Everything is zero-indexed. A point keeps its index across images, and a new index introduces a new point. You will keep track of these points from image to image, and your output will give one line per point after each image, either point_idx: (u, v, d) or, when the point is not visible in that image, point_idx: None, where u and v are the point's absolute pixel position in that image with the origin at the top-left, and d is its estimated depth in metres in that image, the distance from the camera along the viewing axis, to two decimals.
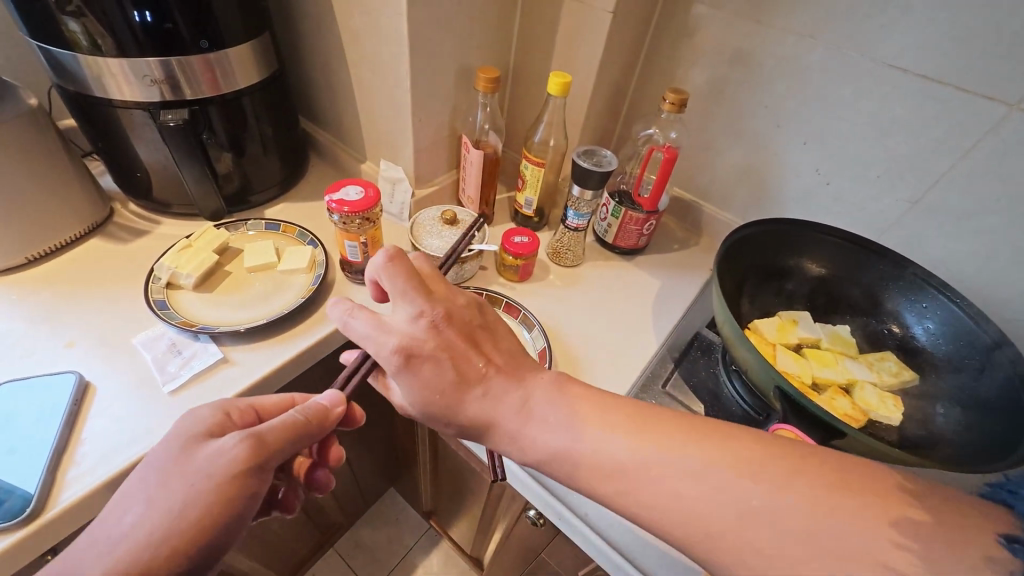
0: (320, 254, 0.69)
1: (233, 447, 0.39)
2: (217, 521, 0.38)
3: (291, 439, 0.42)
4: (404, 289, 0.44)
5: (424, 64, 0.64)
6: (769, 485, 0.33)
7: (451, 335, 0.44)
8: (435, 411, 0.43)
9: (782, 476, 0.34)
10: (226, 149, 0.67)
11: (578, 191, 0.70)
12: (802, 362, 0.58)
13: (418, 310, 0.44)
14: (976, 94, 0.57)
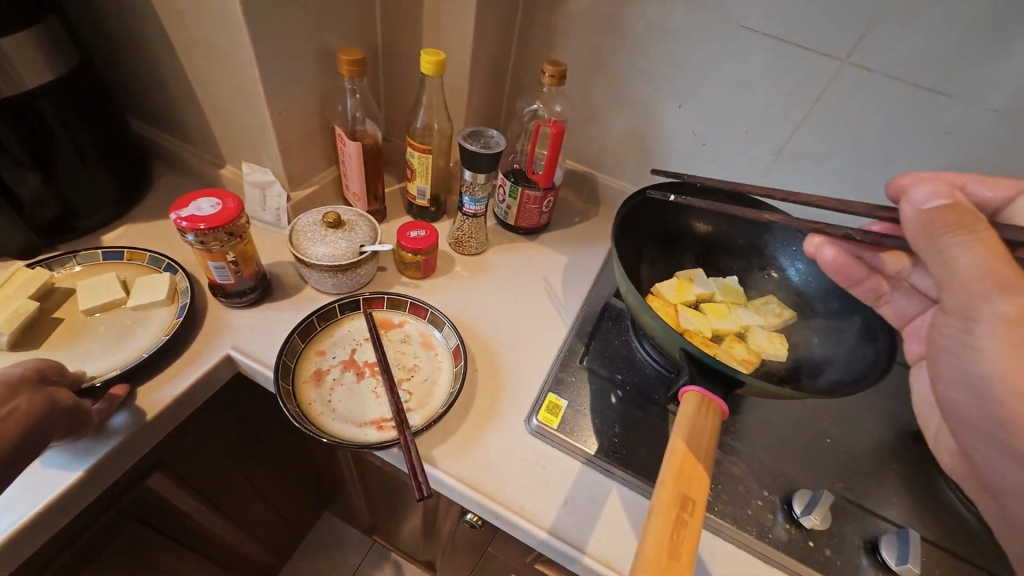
0: (181, 281, 0.58)
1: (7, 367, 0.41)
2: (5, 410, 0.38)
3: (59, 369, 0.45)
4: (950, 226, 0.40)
5: (274, 47, 0.55)
6: None
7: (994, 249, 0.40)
8: None
9: None
10: (28, 168, 0.54)
11: (470, 175, 0.66)
12: (701, 317, 0.61)
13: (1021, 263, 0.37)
14: (816, 49, 0.62)
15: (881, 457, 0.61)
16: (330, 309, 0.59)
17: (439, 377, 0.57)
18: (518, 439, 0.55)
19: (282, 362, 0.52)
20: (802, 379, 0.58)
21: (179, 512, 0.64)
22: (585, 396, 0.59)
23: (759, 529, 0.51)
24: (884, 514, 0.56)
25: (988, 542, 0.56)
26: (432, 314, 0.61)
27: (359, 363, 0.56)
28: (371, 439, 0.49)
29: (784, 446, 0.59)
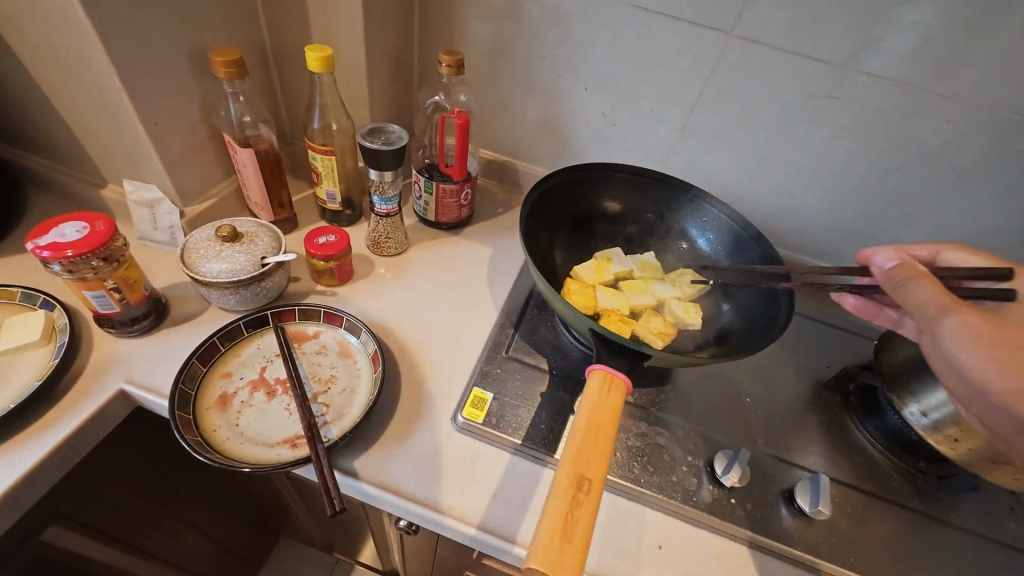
0: (60, 317, 0.54)
1: None
2: None
3: None
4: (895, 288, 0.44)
5: (136, 53, 0.51)
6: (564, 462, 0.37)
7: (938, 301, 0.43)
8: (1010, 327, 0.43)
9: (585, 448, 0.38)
10: None
11: (376, 175, 0.64)
12: (620, 295, 0.62)
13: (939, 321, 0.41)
14: (703, 25, 0.64)
15: (795, 408, 0.65)
16: (234, 328, 0.55)
17: (359, 385, 0.55)
18: (445, 438, 0.54)
19: (180, 390, 0.49)
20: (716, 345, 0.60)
21: (92, 562, 0.60)
22: (511, 387, 0.58)
23: (684, 493, 0.53)
24: (799, 461, 0.59)
25: (891, 474, 0.60)
26: (348, 322, 0.59)
27: (269, 382, 0.53)
28: (283, 459, 0.47)
29: (705, 411, 0.62)
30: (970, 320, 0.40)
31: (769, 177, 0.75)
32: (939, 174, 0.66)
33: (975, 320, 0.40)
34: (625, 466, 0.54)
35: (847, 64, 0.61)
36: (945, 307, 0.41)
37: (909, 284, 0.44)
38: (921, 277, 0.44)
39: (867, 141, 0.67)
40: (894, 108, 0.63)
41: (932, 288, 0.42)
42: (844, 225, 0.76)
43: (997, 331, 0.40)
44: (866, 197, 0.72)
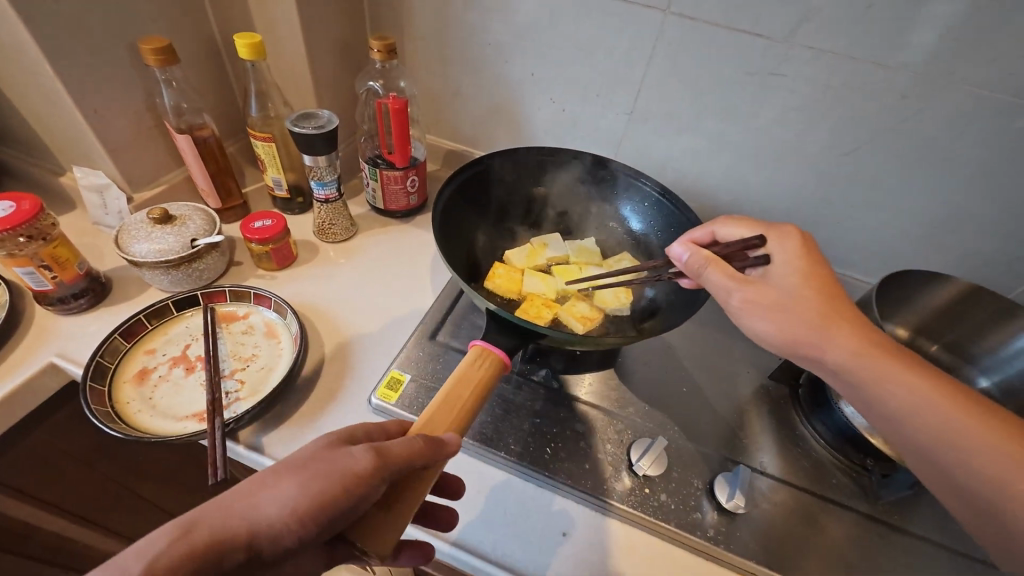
0: (3, 294, 0.57)
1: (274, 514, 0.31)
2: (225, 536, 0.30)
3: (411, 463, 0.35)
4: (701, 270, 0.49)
5: (68, 43, 0.54)
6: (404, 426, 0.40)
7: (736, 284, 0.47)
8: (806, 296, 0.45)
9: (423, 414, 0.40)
10: None
11: (311, 160, 0.65)
12: (547, 279, 0.61)
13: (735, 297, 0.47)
14: (639, 4, 0.62)
15: (736, 400, 0.62)
16: (162, 306, 0.58)
17: (277, 364, 0.56)
18: (357, 417, 0.54)
19: (97, 363, 0.51)
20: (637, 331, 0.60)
21: (38, 529, 0.63)
22: (432, 370, 0.58)
23: (595, 481, 0.51)
24: (731, 454, 0.56)
25: (834, 471, 0.56)
26: (275, 303, 0.60)
27: (190, 358, 0.55)
28: (185, 431, 0.49)
29: (635, 399, 0.60)
30: (749, 293, 0.46)
31: (722, 161, 0.72)
32: (896, 153, 0.62)
33: (754, 292, 0.46)
34: (537, 451, 0.53)
35: (788, 39, 0.58)
36: (731, 287, 0.47)
37: (704, 272, 0.48)
38: (708, 263, 0.48)
39: (819, 120, 0.63)
40: (842, 84, 0.59)
41: (720, 272, 0.47)
42: (804, 211, 0.73)
43: (767, 294, 0.46)
44: (824, 180, 0.68)
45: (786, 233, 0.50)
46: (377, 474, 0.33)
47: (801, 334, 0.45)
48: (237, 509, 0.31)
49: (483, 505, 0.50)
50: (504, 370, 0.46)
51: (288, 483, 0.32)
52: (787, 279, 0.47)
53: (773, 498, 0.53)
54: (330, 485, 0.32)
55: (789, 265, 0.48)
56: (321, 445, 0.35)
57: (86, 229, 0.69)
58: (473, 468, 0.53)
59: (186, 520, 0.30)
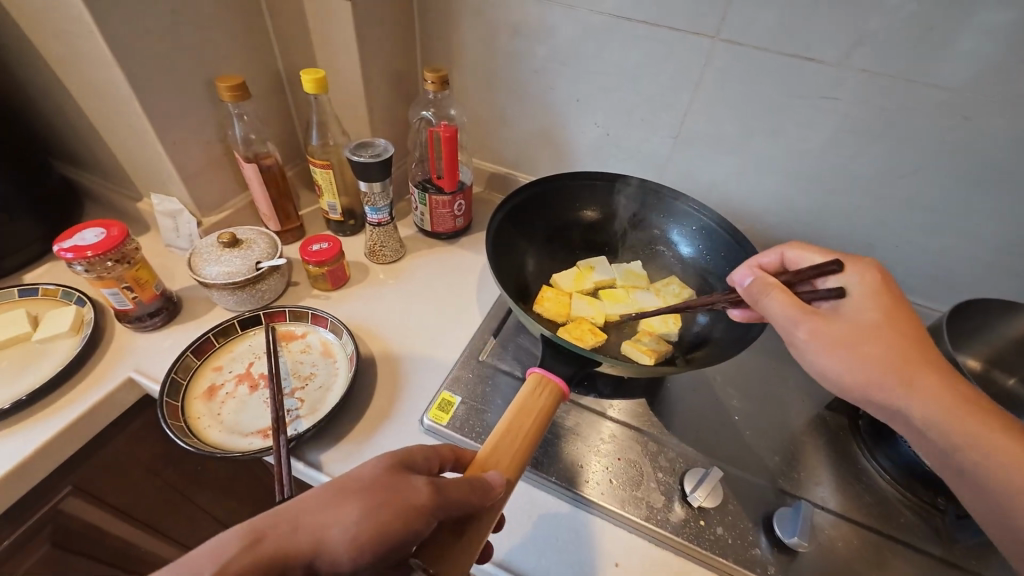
0: (88, 312, 0.62)
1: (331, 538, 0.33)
2: (287, 550, 0.33)
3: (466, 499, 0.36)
4: (778, 296, 0.47)
5: (154, 83, 0.58)
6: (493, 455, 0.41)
7: (814, 320, 0.45)
8: (876, 331, 0.44)
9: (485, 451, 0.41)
10: None
11: (366, 186, 0.68)
12: (596, 305, 0.62)
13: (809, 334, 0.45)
14: (686, 31, 0.62)
15: (792, 431, 0.60)
16: (229, 326, 0.61)
17: (334, 382, 0.58)
18: (410, 437, 0.56)
19: (171, 379, 0.54)
20: (686, 359, 0.59)
21: (107, 534, 0.67)
22: (481, 392, 0.59)
23: (649, 511, 0.51)
24: (787, 487, 0.54)
25: (901, 510, 0.53)
26: (332, 323, 0.63)
27: (253, 376, 0.58)
28: (252, 447, 0.51)
29: (685, 428, 0.59)
30: (816, 326, 0.45)
31: (773, 184, 0.71)
32: (961, 177, 0.60)
33: (820, 325, 0.45)
34: (587, 477, 0.53)
35: (842, 62, 0.57)
36: (795, 319, 0.45)
37: (767, 298, 0.47)
38: (773, 289, 0.47)
39: (876, 143, 0.62)
40: (901, 106, 0.58)
41: (783, 299, 0.46)
42: (859, 234, 0.70)
43: (839, 330, 0.45)
44: (882, 204, 0.66)
45: (866, 268, 0.48)
46: (431, 511, 0.35)
47: (872, 376, 0.43)
48: (302, 524, 0.34)
49: (535, 529, 0.50)
50: (563, 399, 0.47)
51: (351, 507, 0.34)
52: (864, 316, 0.45)
53: (836, 536, 0.51)
54: (389, 516, 0.34)
55: (865, 302, 0.46)
56: (380, 470, 0.36)
57: (159, 250, 0.74)
58: (523, 491, 0.53)
59: (261, 525, 0.34)
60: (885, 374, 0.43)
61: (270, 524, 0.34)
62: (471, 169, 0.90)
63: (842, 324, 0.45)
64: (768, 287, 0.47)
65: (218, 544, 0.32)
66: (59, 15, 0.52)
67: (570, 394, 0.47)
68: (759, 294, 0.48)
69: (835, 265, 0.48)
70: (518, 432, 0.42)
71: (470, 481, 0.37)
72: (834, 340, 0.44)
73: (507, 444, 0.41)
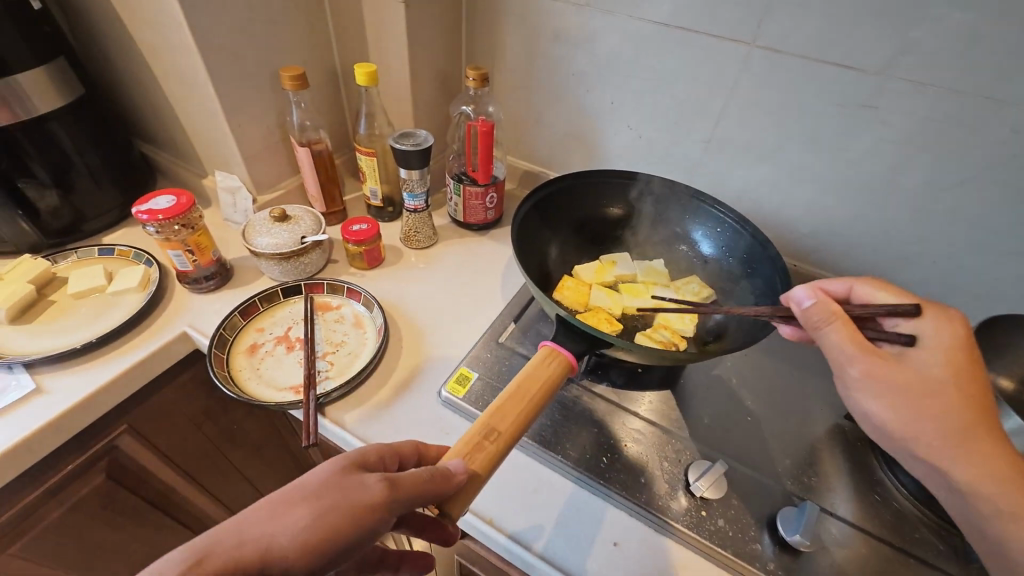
0: (154, 271, 0.69)
1: (287, 540, 0.34)
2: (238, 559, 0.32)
3: (426, 488, 0.37)
4: (842, 334, 0.45)
5: (228, 70, 0.65)
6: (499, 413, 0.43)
7: (875, 365, 0.44)
8: (939, 385, 0.43)
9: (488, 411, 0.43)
10: (48, 185, 0.67)
11: (405, 173, 0.73)
12: (614, 297, 0.64)
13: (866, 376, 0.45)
14: (721, 37, 0.64)
15: (808, 437, 0.59)
16: (273, 292, 0.67)
17: (363, 350, 0.62)
18: (427, 406, 0.59)
19: (220, 334, 0.60)
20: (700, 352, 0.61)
21: (152, 476, 0.73)
22: (498, 370, 0.62)
23: (651, 497, 0.52)
24: (797, 490, 0.54)
25: (918, 526, 0.52)
26: (365, 297, 0.67)
27: (291, 338, 0.63)
28: (284, 400, 0.56)
29: (696, 423, 0.59)
30: (874, 369, 0.44)
31: (805, 192, 0.71)
32: (1004, 191, 0.58)
33: (878, 368, 0.44)
34: (593, 459, 0.54)
35: (880, 70, 0.57)
36: (852, 356, 0.45)
37: (824, 328, 0.46)
38: (834, 320, 0.46)
39: (913, 153, 0.61)
40: (940, 115, 0.57)
41: (845, 334, 0.45)
42: (894, 247, 0.69)
43: (899, 375, 0.44)
44: (919, 216, 0.65)
45: (948, 322, 0.45)
46: (387, 506, 0.36)
47: (915, 418, 0.43)
48: (247, 536, 0.34)
49: (539, 502, 0.52)
50: (571, 372, 0.49)
51: (300, 513, 0.34)
52: (932, 369, 0.43)
53: (844, 542, 0.50)
54: (340, 519, 0.34)
55: (939, 354, 0.44)
56: (329, 474, 0.37)
57: (218, 224, 0.82)
58: (530, 466, 0.55)
59: (201, 545, 0.33)
60: (944, 434, 0.43)
61: (222, 534, 0.33)
62: (506, 166, 0.94)
63: (906, 372, 0.44)
64: (833, 317, 0.46)
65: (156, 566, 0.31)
66: (156, 8, 0.60)
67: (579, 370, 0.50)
68: (816, 327, 0.47)
69: (914, 310, 0.45)
70: (519, 396, 0.44)
71: (426, 470, 0.38)
72: (892, 388, 0.44)
73: (511, 406, 0.43)
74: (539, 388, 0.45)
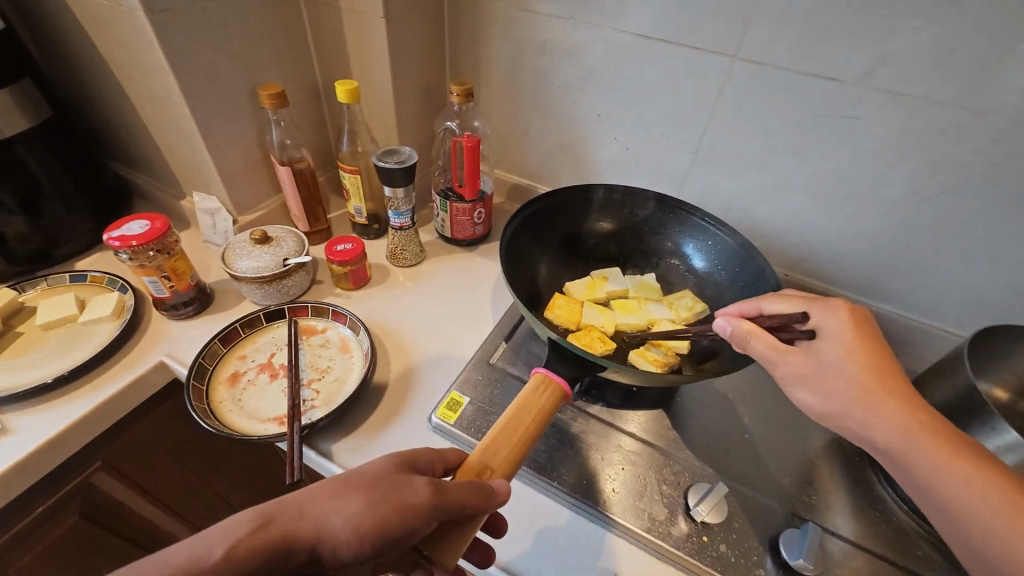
0: (129, 299, 0.66)
1: (339, 526, 0.33)
2: (294, 533, 0.33)
3: (469, 501, 0.36)
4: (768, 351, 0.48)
5: (203, 90, 0.63)
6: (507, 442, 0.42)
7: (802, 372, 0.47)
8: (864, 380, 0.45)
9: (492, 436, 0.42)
10: (14, 212, 0.64)
11: (390, 192, 0.71)
12: (607, 314, 0.63)
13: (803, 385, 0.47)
14: (706, 50, 0.64)
15: (806, 453, 0.59)
16: (254, 317, 0.64)
17: (349, 376, 0.60)
18: (417, 434, 0.57)
19: (199, 364, 0.58)
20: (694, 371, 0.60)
21: (131, 512, 0.70)
22: (489, 394, 0.60)
23: (651, 522, 0.50)
24: (798, 510, 0.53)
25: (919, 542, 0.51)
26: (351, 320, 0.65)
27: (274, 366, 0.61)
28: (267, 432, 0.53)
29: (694, 442, 0.58)
30: (793, 369, 0.47)
31: (793, 202, 0.71)
32: (990, 201, 0.58)
33: (804, 375, 0.47)
34: (591, 484, 0.53)
35: (864, 82, 0.57)
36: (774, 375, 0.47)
37: (749, 344, 0.49)
38: (752, 335, 0.48)
39: (900, 164, 0.61)
40: (926, 126, 0.57)
41: (767, 350, 0.48)
42: (882, 256, 0.69)
43: (809, 370, 0.46)
44: (908, 226, 0.65)
45: (834, 308, 0.48)
46: (431, 512, 0.35)
47: (840, 408, 0.45)
48: (308, 511, 0.34)
49: (537, 534, 0.50)
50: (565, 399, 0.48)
51: (353, 499, 0.34)
52: (833, 356, 0.46)
53: (846, 564, 0.49)
54: (388, 512, 0.34)
55: (839, 342, 0.46)
56: (386, 467, 0.37)
57: (197, 245, 0.79)
58: (526, 494, 0.53)
59: (268, 510, 0.34)
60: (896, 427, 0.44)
61: (282, 508, 0.34)
62: (494, 180, 0.93)
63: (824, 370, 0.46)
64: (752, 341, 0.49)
65: (227, 523, 0.32)
66: (125, 28, 0.58)
67: (571, 395, 0.48)
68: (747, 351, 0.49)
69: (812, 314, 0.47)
70: (524, 422, 0.43)
71: (468, 483, 0.37)
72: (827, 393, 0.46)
73: (518, 433, 0.43)
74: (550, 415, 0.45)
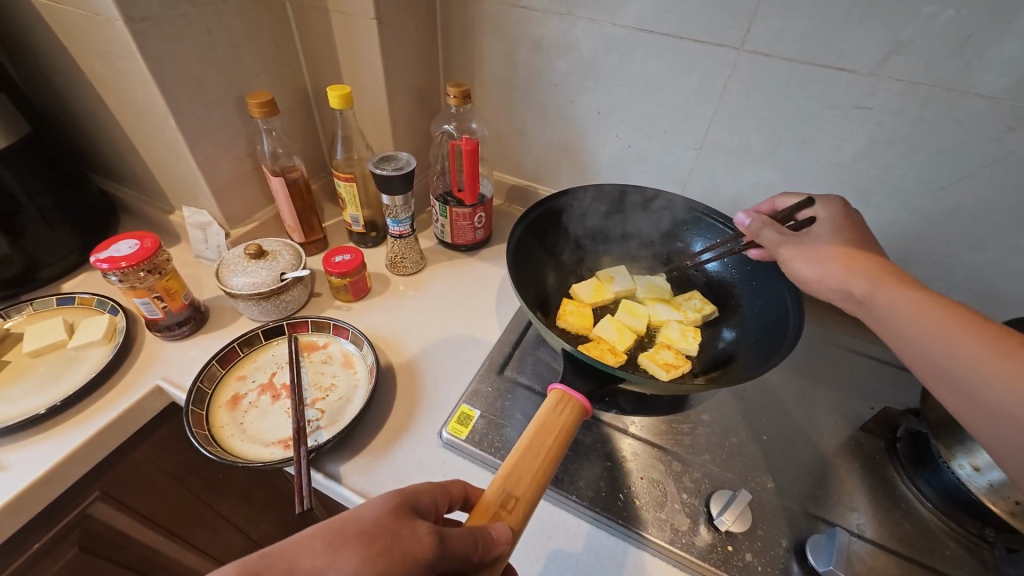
0: (121, 320, 0.64)
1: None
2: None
3: (470, 552, 0.34)
4: (771, 225, 0.52)
5: (189, 101, 0.61)
6: (518, 476, 0.40)
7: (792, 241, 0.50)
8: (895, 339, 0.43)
9: (502, 466, 0.41)
10: None
11: (388, 200, 0.69)
12: (622, 330, 0.60)
13: (801, 254, 0.49)
14: (710, 43, 0.62)
15: (824, 453, 0.57)
16: (253, 336, 0.62)
17: (354, 394, 0.58)
18: (428, 450, 0.55)
19: (197, 388, 0.55)
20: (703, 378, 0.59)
21: (132, 539, 0.68)
22: (500, 407, 0.58)
23: (674, 534, 0.49)
24: (822, 513, 0.52)
25: (945, 541, 0.50)
26: (353, 335, 0.63)
27: (276, 386, 0.59)
28: (273, 457, 0.51)
29: (712, 446, 0.57)
30: (792, 245, 0.50)
31: None
32: (1002, 189, 0.57)
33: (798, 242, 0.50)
34: (610, 496, 0.51)
35: (874, 72, 0.56)
36: (778, 240, 0.51)
37: (760, 231, 0.52)
38: (767, 222, 0.52)
39: (911, 155, 0.59)
40: (937, 117, 0.56)
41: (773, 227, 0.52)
42: (893, 248, 0.68)
43: (807, 243, 0.49)
44: (918, 217, 0.64)
45: (832, 200, 0.53)
46: (433, 563, 0.33)
47: (832, 270, 0.46)
48: (298, 566, 0.32)
49: (558, 554, 0.48)
50: (584, 416, 0.46)
51: (350, 552, 0.32)
52: (827, 231, 0.50)
53: (873, 566, 0.48)
54: (389, 565, 0.32)
55: (832, 221, 0.51)
56: (382, 512, 0.35)
57: (189, 260, 0.77)
58: (544, 509, 0.52)
59: (253, 564, 0.31)
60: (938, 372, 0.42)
61: (268, 562, 0.32)
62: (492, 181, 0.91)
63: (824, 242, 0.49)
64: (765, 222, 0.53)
65: None
66: (103, 37, 0.55)
67: (591, 411, 0.47)
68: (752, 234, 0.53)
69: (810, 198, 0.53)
70: (532, 450, 0.41)
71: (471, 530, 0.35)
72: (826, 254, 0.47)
73: (532, 466, 0.40)
74: (562, 439, 0.43)
